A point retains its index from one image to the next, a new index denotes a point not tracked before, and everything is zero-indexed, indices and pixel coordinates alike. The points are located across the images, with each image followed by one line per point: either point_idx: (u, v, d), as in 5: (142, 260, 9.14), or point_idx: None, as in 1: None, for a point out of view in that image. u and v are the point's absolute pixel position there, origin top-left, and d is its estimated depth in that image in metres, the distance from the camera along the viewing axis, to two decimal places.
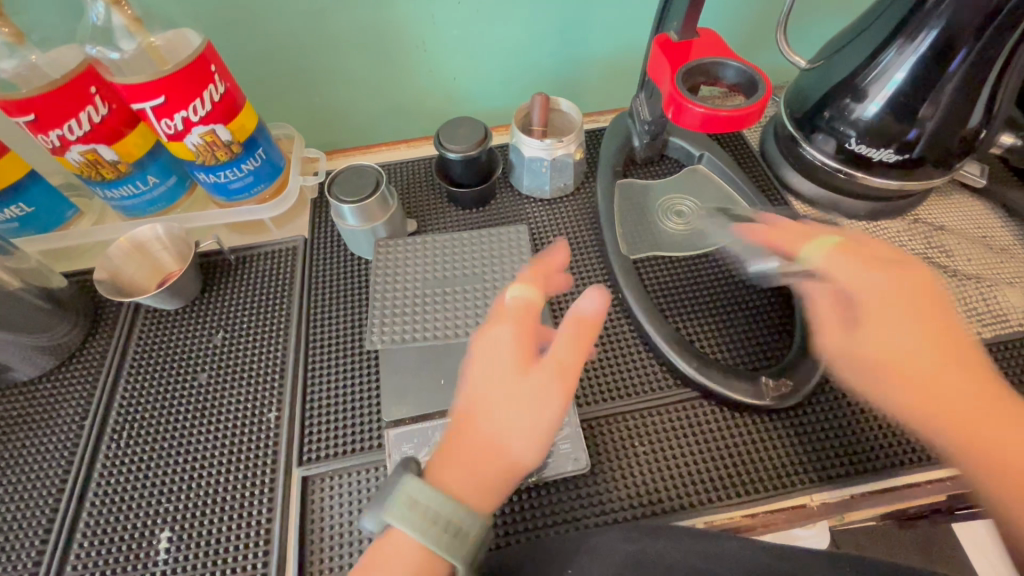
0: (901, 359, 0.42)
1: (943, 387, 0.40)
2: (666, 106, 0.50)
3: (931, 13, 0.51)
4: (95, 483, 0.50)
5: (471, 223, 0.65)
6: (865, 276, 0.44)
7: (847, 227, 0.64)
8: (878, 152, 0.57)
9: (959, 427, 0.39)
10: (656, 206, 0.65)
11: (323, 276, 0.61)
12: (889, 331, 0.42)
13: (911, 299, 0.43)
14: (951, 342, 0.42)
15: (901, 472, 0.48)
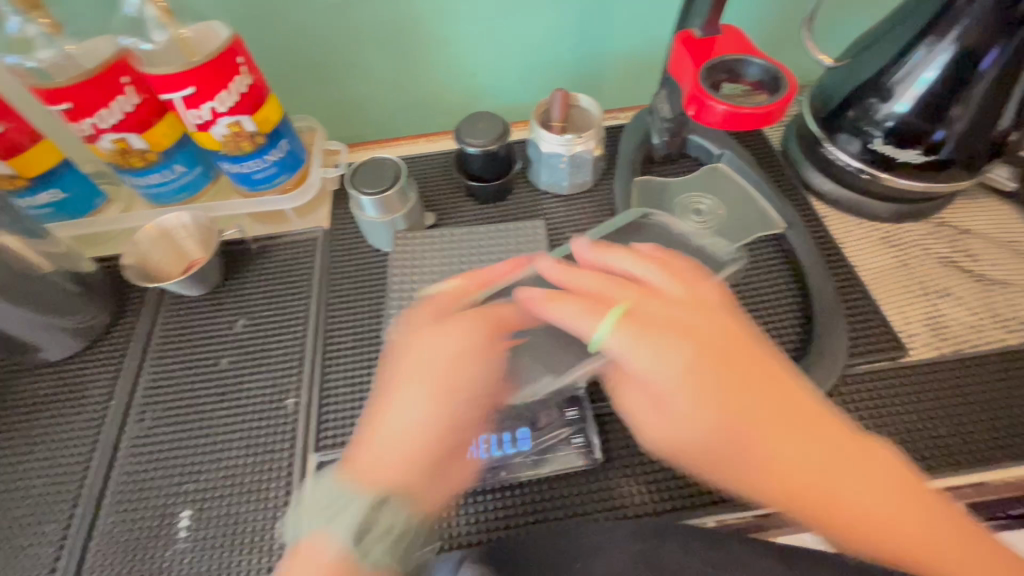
0: (709, 442, 0.36)
1: (766, 465, 0.35)
2: (687, 103, 0.50)
3: (962, 11, 0.50)
4: (120, 463, 0.52)
5: (489, 218, 0.65)
6: (706, 352, 0.37)
7: (869, 229, 0.63)
8: (903, 153, 0.57)
9: (858, 528, 0.34)
10: (674, 204, 0.64)
11: (342, 267, 0.62)
12: (715, 421, 0.36)
13: (705, 365, 0.37)
14: (748, 413, 0.36)
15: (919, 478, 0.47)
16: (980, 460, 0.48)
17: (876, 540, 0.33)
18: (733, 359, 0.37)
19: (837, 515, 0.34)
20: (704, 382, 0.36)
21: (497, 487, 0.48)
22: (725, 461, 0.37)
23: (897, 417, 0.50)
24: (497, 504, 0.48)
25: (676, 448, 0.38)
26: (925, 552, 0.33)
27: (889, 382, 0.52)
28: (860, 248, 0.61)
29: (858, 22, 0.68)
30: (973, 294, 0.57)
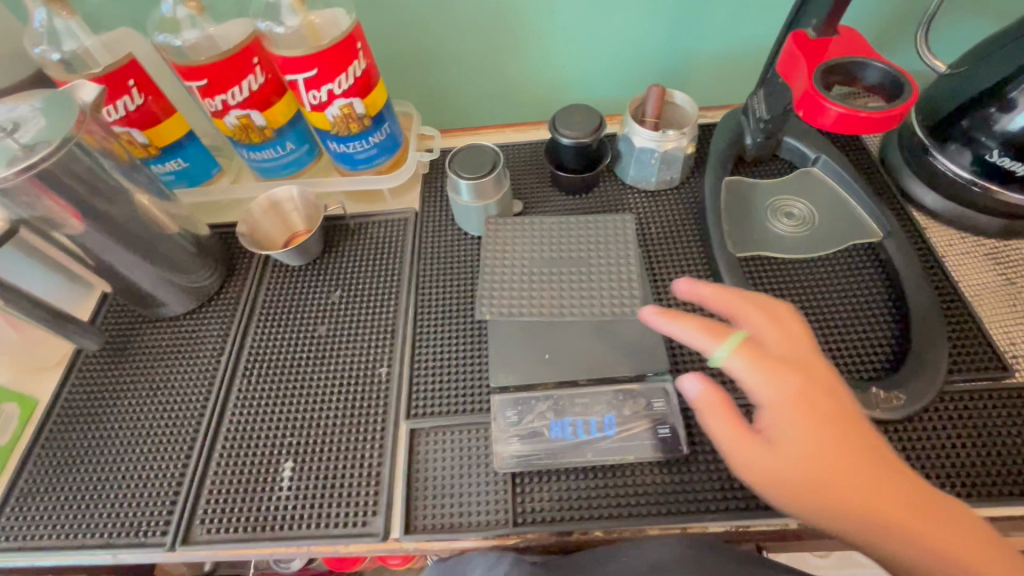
0: (813, 478, 0.35)
1: (867, 506, 0.34)
2: (798, 103, 0.50)
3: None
4: (230, 413, 0.56)
5: (575, 209, 0.67)
6: (809, 388, 0.38)
7: (973, 244, 0.61)
8: (1021, 167, 0.54)
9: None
10: (765, 206, 0.64)
11: (432, 246, 0.65)
12: (810, 435, 0.36)
13: (819, 398, 0.37)
14: (859, 452, 0.36)
15: (1020, 501, 0.46)
16: None
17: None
18: (843, 397, 0.39)
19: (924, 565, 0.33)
20: (804, 413, 0.37)
21: (580, 469, 0.49)
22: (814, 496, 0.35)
23: (996, 438, 0.49)
24: (579, 485, 0.49)
25: (765, 468, 0.37)
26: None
27: (992, 404, 0.50)
28: (964, 262, 0.59)
29: (979, 24, 0.64)
30: None
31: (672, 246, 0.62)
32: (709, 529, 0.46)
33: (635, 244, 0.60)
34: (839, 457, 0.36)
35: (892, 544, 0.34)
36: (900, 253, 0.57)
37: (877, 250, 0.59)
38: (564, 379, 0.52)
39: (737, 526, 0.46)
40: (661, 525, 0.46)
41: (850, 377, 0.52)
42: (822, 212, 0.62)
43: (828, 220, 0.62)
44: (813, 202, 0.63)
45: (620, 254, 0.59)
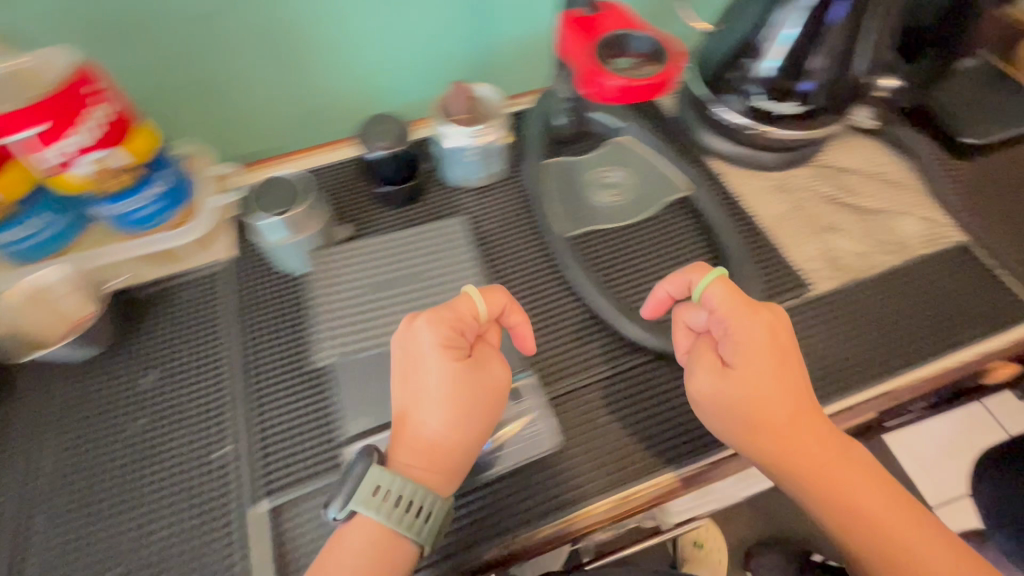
0: (740, 407, 0.43)
1: (787, 440, 0.43)
2: (582, 80, 0.51)
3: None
4: (33, 560, 0.45)
5: (408, 221, 0.63)
6: (773, 335, 0.44)
7: (762, 179, 0.68)
8: (781, 105, 0.62)
9: (839, 506, 0.42)
10: (584, 180, 0.65)
11: (255, 296, 0.57)
12: (755, 374, 0.43)
13: (778, 343, 0.43)
14: (794, 405, 0.43)
15: (839, 398, 0.52)
16: (884, 371, 0.53)
17: (851, 518, 0.41)
18: (796, 361, 0.44)
19: (823, 491, 0.42)
20: (758, 352, 0.43)
21: (462, 495, 0.47)
22: (746, 433, 0.43)
23: (813, 348, 0.55)
24: (461, 511, 0.47)
25: (711, 397, 0.44)
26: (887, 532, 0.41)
27: (802, 319, 0.56)
28: (759, 198, 0.65)
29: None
30: (856, 225, 0.63)
31: (508, 235, 0.61)
32: (680, 476, 0.48)
33: (466, 245, 0.58)
34: (770, 397, 0.43)
35: (806, 475, 0.42)
36: (708, 201, 0.62)
37: (689, 202, 0.63)
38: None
39: (659, 480, 0.48)
40: (634, 488, 0.47)
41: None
42: (635, 175, 0.65)
43: (642, 183, 0.64)
44: (627, 168, 0.66)
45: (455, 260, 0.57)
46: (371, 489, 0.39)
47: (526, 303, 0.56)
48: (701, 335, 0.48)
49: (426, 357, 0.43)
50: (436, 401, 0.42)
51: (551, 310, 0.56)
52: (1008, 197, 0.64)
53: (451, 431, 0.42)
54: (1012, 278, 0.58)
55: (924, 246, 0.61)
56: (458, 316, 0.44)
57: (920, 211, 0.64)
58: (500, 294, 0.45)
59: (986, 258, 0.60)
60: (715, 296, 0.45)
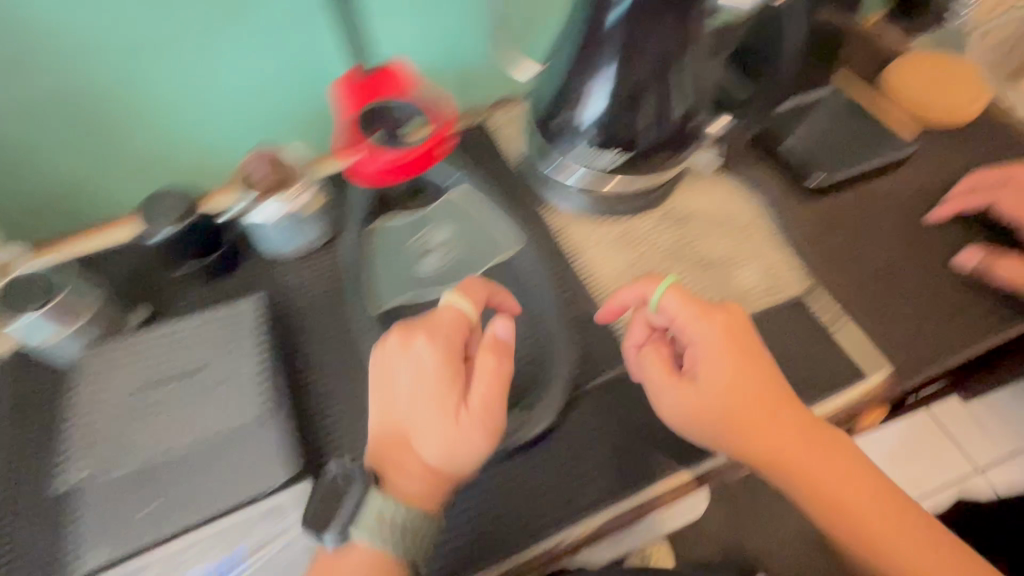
0: (721, 409, 0.47)
1: (761, 437, 0.47)
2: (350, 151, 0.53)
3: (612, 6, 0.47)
4: None
5: (216, 299, 0.58)
6: (729, 332, 0.48)
7: (603, 231, 0.63)
8: (601, 158, 0.56)
9: (818, 495, 0.46)
10: (408, 244, 0.61)
11: (31, 400, 0.52)
12: (721, 377, 0.47)
13: (736, 338, 0.48)
14: (761, 400, 0.47)
15: (647, 483, 0.51)
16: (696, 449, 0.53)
17: (830, 505, 0.46)
18: (754, 353, 0.48)
19: (789, 480, 0.47)
20: (722, 351, 0.48)
21: None
22: (717, 428, 0.47)
23: (629, 422, 0.54)
24: None
25: (686, 405, 0.48)
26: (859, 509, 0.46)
27: (619, 393, 0.55)
28: (595, 255, 0.62)
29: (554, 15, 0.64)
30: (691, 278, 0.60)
31: (318, 316, 0.57)
32: (568, 536, 0.50)
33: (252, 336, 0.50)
34: (737, 396, 0.47)
35: (796, 466, 0.46)
36: (532, 267, 0.59)
37: (515, 267, 0.59)
38: (169, 535, 0.43)
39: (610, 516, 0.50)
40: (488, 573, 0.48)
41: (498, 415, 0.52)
42: (463, 236, 0.61)
43: (469, 244, 0.60)
44: (455, 227, 0.61)
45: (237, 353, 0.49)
46: (372, 517, 0.43)
47: (326, 393, 0.52)
48: (649, 339, 0.52)
49: (422, 376, 0.45)
50: (433, 427, 0.44)
51: (351, 399, 0.52)
52: (854, 241, 0.61)
53: (460, 451, 0.44)
54: (845, 332, 0.56)
55: (761, 299, 0.58)
56: (449, 337, 0.46)
57: (762, 258, 0.60)
58: (478, 296, 0.50)
59: (819, 310, 0.57)
60: (673, 303, 0.50)
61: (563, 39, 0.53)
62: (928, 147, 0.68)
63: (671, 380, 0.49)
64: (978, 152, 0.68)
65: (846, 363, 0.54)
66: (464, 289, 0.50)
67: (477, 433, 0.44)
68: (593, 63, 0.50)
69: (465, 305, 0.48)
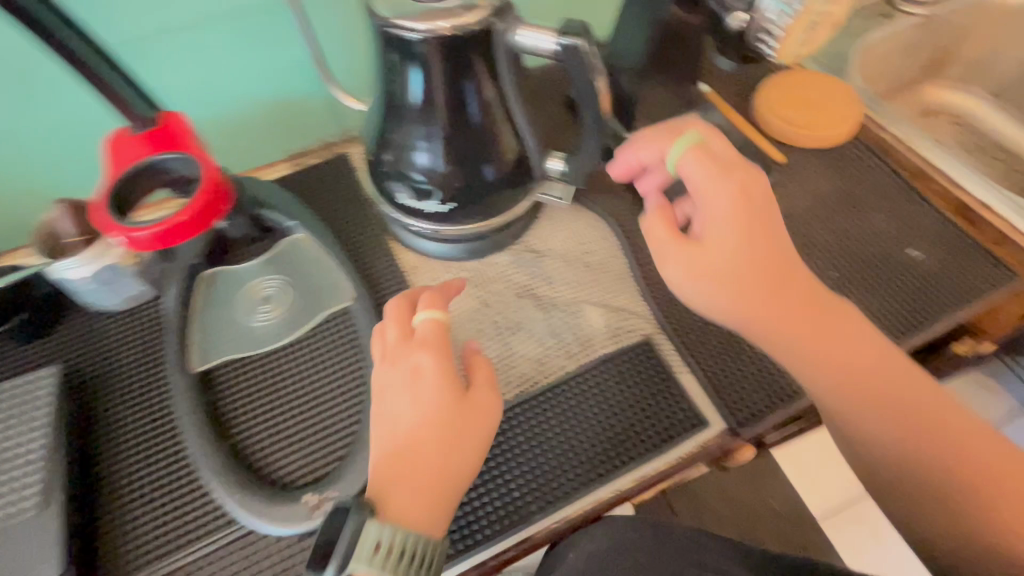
0: (733, 271, 0.43)
1: (776, 301, 0.43)
2: (111, 226, 0.47)
3: (411, 54, 0.45)
4: None
5: (26, 364, 0.54)
6: (750, 191, 0.44)
7: (453, 272, 0.61)
8: (426, 204, 0.55)
9: (863, 371, 0.43)
10: (240, 295, 0.58)
11: None
12: (733, 237, 0.43)
13: (756, 195, 0.44)
14: (794, 288, 0.44)
15: (501, 535, 0.48)
16: (536, 508, 0.49)
17: (880, 395, 0.43)
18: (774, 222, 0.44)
19: (824, 351, 0.43)
20: (740, 211, 0.43)
21: None
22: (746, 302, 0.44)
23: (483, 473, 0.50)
24: None
25: (698, 267, 0.44)
26: (922, 437, 0.42)
27: None
28: None
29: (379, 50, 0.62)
30: (539, 321, 0.58)
31: (131, 380, 0.54)
32: None
33: (49, 406, 0.49)
34: (751, 259, 0.43)
35: (812, 342, 0.43)
36: (364, 316, 0.56)
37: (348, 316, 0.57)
38: None
39: (569, 512, 0.49)
40: None
41: (307, 485, 0.48)
42: (296, 285, 0.58)
43: (303, 294, 0.58)
44: (289, 276, 0.59)
45: (30, 424, 0.48)
46: (370, 547, 0.36)
47: (127, 466, 0.50)
48: (654, 200, 0.48)
49: (416, 380, 0.42)
50: (416, 403, 0.41)
51: (153, 470, 0.50)
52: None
53: (448, 445, 0.41)
54: (689, 375, 0.54)
55: (608, 343, 0.56)
56: (441, 338, 0.44)
57: (611, 298, 0.59)
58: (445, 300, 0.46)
59: (670, 354, 0.56)
60: (689, 169, 0.45)
61: (376, 84, 0.52)
62: (793, 173, 0.68)
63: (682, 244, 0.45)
64: (841, 177, 0.67)
65: (688, 411, 0.52)
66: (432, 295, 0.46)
67: (480, 425, 0.42)
68: (404, 114, 0.50)
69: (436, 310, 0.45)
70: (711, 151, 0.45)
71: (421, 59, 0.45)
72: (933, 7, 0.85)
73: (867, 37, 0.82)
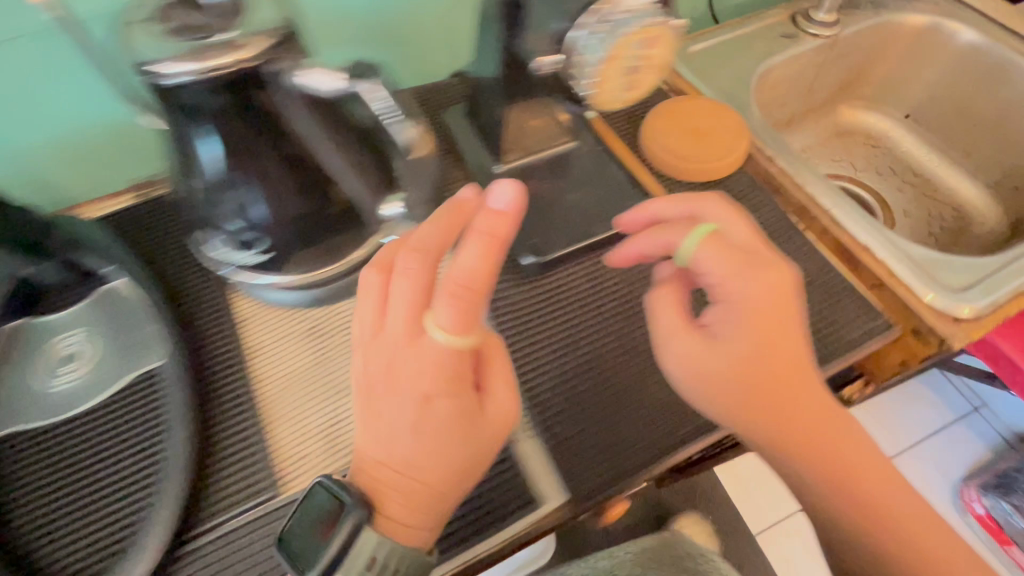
0: (741, 372, 0.42)
1: (794, 407, 0.42)
2: None
3: (181, 98, 0.39)
4: None
5: None
6: (778, 291, 0.43)
7: (292, 322, 0.56)
8: (241, 253, 0.51)
9: (865, 484, 0.42)
10: (39, 353, 0.51)
11: None
12: (751, 332, 0.42)
13: (786, 296, 0.43)
14: (783, 367, 0.42)
15: None
16: None
17: (880, 508, 0.42)
18: (791, 326, 0.43)
19: (825, 463, 0.42)
20: (761, 310, 0.42)
21: None
22: (741, 408, 0.42)
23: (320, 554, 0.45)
24: None
25: (709, 363, 0.43)
26: (898, 546, 0.42)
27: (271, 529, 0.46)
28: (277, 353, 0.54)
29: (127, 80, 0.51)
30: None
31: None
32: None
33: None
34: (752, 365, 0.42)
35: (816, 453, 0.42)
36: (172, 382, 0.50)
37: (156, 379, 0.51)
38: None
39: None
40: None
41: None
42: (106, 341, 0.52)
43: (112, 352, 0.52)
44: (100, 329, 0.53)
45: None
46: (364, 564, 0.39)
47: None
48: (668, 277, 0.48)
49: (424, 409, 0.40)
50: (427, 439, 0.40)
51: None
52: (568, 326, 0.56)
53: (458, 459, 0.41)
54: (533, 443, 0.50)
55: None
56: (456, 367, 0.40)
57: None
58: (474, 304, 0.38)
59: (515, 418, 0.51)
60: (703, 256, 0.44)
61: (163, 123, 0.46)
62: None
63: (691, 336, 0.44)
64: None
65: (522, 485, 0.48)
66: (472, 313, 0.38)
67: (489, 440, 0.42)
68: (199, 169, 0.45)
69: (455, 331, 0.39)
70: (734, 247, 0.45)
71: (210, 123, 0.41)
72: (840, 28, 0.81)
73: (768, 60, 0.78)
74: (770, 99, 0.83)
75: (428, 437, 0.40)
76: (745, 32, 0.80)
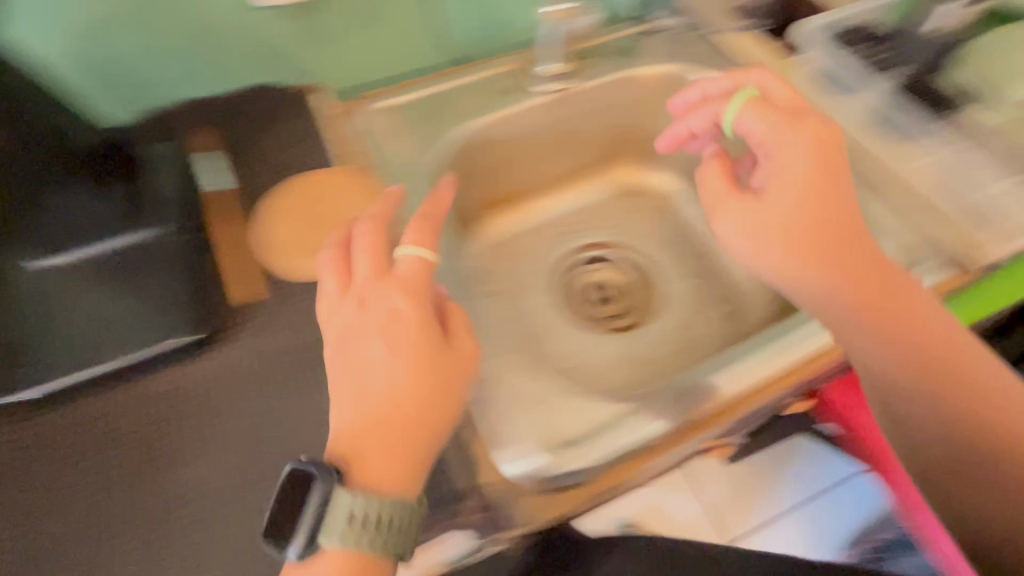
0: (808, 214, 0.47)
1: (838, 247, 0.48)
2: None
3: None
4: None
5: None
6: (816, 132, 0.49)
7: None
8: None
9: (907, 315, 0.47)
10: None
11: None
12: (791, 186, 0.48)
13: (826, 141, 0.49)
14: (828, 207, 0.47)
15: None
16: None
17: (920, 329, 0.48)
18: (842, 177, 0.48)
19: (883, 300, 0.47)
20: (812, 152, 0.48)
21: None
22: (793, 245, 0.48)
23: None
24: None
25: (776, 219, 0.48)
26: (942, 384, 0.47)
27: None
28: None
29: None
30: None
31: None
32: None
33: None
34: (813, 201, 0.47)
35: (861, 297, 0.48)
36: None
37: None
38: None
39: None
40: None
41: None
42: None
43: None
44: None
45: None
46: (343, 518, 0.39)
47: None
48: (712, 157, 0.55)
49: (393, 324, 0.45)
50: (390, 357, 0.44)
51: None
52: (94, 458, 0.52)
53: (445, 385, 0.44)
54: None
55: None
56: (419, 281, 0.47)
57: None
58: (382, 244, 0.49)
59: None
60: (747, 117, 0.52)
61: None
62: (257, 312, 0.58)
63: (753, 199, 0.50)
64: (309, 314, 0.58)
65: None
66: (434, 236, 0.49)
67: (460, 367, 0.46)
68: None
69: (417, 244, 0.48)
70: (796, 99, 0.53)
71: None
72: (574, 82, 0.72)
73: (472, 124, 0.69)
74: (490, 165, 0.75)
75: (404, 362, 0.43)
76: (452, 86, 0.71)
